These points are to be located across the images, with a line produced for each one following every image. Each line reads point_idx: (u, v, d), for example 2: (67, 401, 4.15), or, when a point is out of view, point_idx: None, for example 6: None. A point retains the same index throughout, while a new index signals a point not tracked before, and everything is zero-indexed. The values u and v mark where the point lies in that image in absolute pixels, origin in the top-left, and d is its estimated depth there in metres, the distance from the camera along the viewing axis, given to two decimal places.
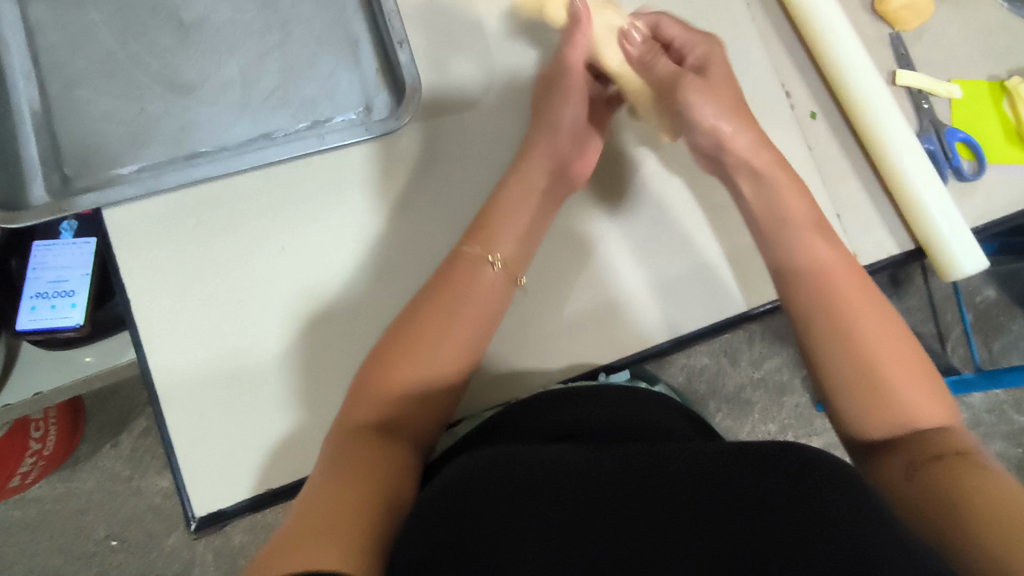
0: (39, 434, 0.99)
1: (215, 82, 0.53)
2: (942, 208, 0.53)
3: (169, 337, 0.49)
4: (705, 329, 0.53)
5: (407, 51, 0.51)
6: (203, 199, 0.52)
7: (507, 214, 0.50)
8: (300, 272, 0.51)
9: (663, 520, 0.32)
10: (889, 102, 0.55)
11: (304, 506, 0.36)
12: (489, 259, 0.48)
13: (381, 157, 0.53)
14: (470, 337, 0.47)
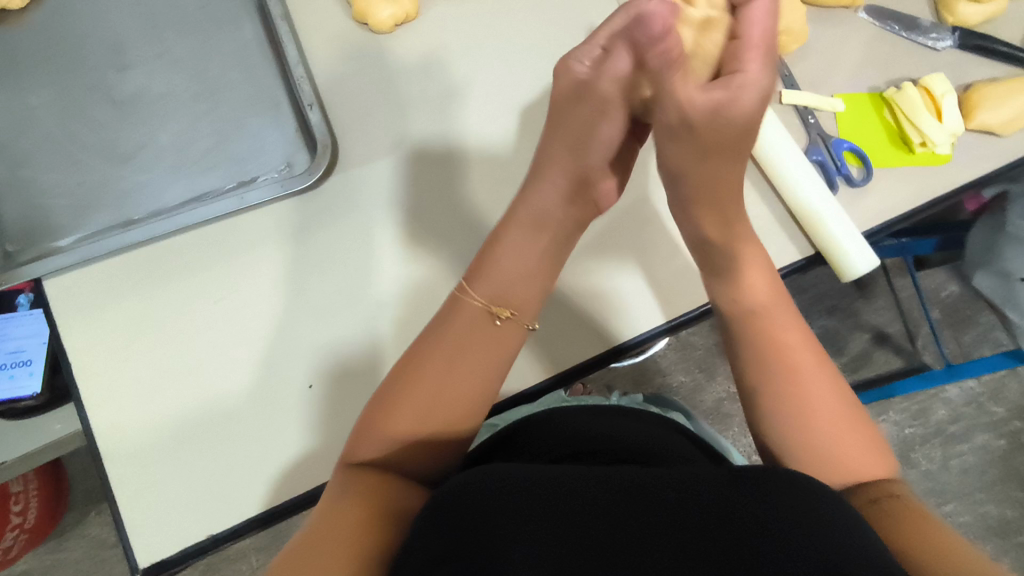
0: (19, 507, 1.00)
1: (149, 151, 0.56)
2: (832, 214, 0.56)
3: (109, 396, 0.50)
4: (659, 328, 0.57)
5: (321, 112, 0.55)
6: (138, 260, 0.54)
7: (506, 259, 0.51)
8: (235, 321, 0.53)
9: (654, 527, 0.36)
10: (771, 122, 0.59)
11: (317, 524, 0.39)
12: (497, 311, 0.50)
13: (306, 208, 0.55)
14: (482, 383, 0.49)
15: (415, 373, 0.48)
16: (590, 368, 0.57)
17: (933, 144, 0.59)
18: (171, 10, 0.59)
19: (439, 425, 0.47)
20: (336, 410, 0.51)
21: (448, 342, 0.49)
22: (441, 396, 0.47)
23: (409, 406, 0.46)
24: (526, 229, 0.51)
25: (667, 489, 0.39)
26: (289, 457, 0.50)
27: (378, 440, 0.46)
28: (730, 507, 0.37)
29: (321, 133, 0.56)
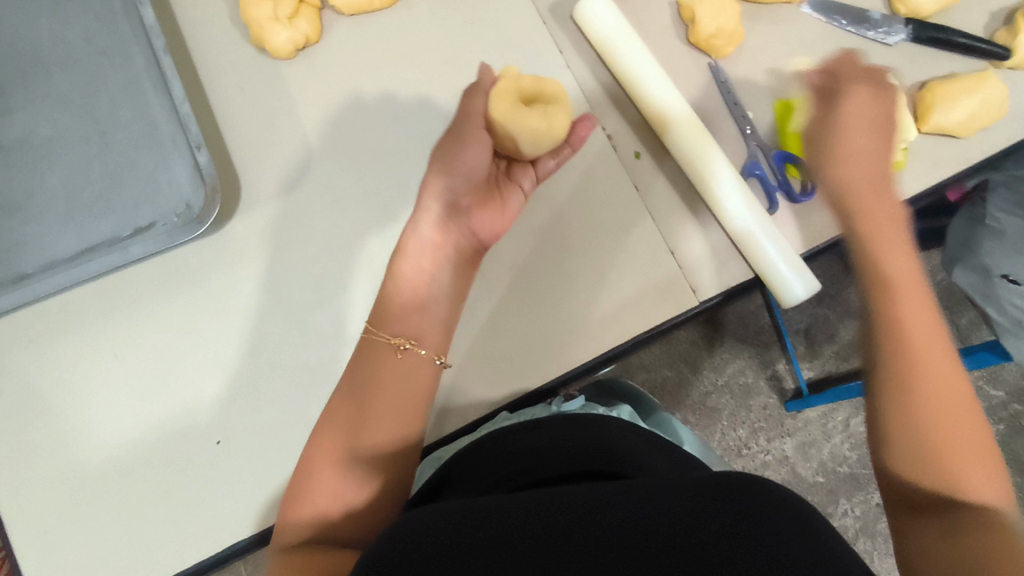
0: None
1: (39, 200, 0.53)
2: (768, 237, 0.54)
3: (10, 458, 0.50)
4: (626, 344, 0.54)
5: (204, 155, 0.54)
6: (39, 315, 0.53)
7: (408, 288, 0.50)
8: (137, 375, 0.53)
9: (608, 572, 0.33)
10: (704, 136, 0.56)
11: None
12: (396, 345, 0.48)
13: (215, 249, 0.55)
14: (397, 419, 0.46)
15: (334, 428, 0.46)
16: (561, 384, 0.54)
17: None
18: (55, 44, 0.55)
19: (368, 476, 0.45)
20: (247, 463, 0.51)
21: (356, 393, 0.46)
22: (355, 450, 0.45)
23: (332, 460, 0.45)
24: (420, 262, 0.51)
25: (611, 508, 0.36)
26: (198, 512, 0.50)
27: (314, 503, 0.44)
28: (689, 526, 0.34)
29: (210, 174, 0.54)
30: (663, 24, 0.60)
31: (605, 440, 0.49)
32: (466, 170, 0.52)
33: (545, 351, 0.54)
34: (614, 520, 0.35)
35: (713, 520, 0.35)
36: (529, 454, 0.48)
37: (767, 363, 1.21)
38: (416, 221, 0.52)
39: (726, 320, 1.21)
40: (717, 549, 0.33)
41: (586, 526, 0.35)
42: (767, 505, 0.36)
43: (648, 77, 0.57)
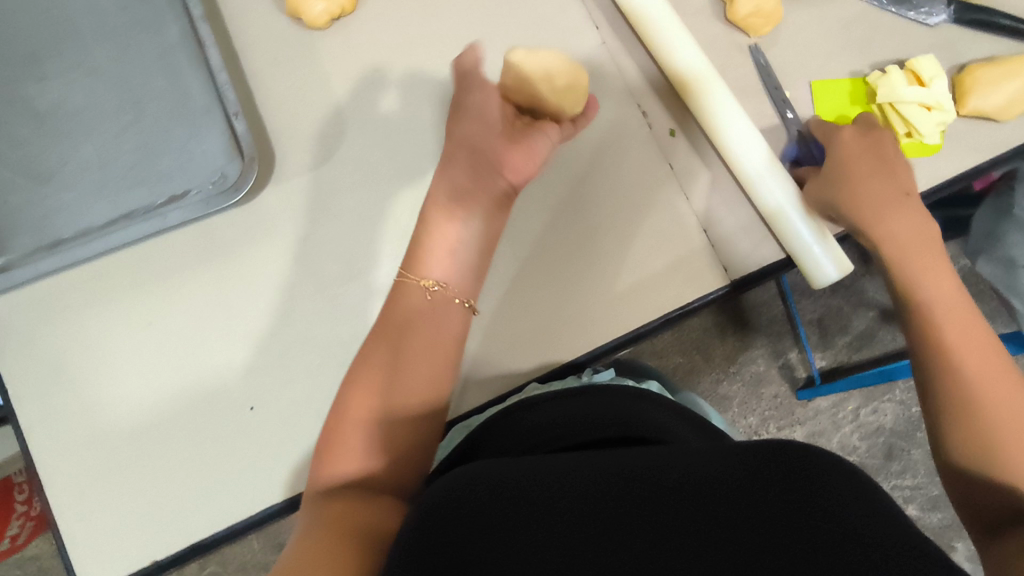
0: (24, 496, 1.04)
1: (72, 168, 0.53)
2: (800, 214, 0.54)
3: (46, 423, 0.51)
4: (658, 322, 0.54)
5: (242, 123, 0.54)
6: (72, 282, 0.54)
7: (433, 238, 0.51)
8: (169, 344, 0.53)
9: (656, 531, 0.34)
10: (736, 110, 0.55)
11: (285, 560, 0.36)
12: (426, 285, 0.50)
13: (246, 220, 0.55)
14: (429, 367, 0.48)
15: (368, 374, 0.47)
16: (591, 360, 0.54)
17: (919, 134, 0.54)
18: (90, 12, 0.55)
19: (398, 427, 0.46)
20: (278, 433, 0.52)
21: (388, 339, 0.48)
22: (389, 397, 0.46)
23: (365, 406, 0.46)
24: (451, 209, 0.51)
25: (669, 473, 0.38)
26: (227, 481, 0.51)
27: (348, 454, 0.45)
28: (744, 490, 0.36)
29: (248, 145, 0.54)
30: (699, 2, 0.59)
31: (640, 413, 0.50)
32: (489, 118, 0.52)
33: (573, 327, 0.54)
34: (670, 481, 0.37)
35: (767, 488, 0.36)
36: (566, 423, 0.49)
37: (781, 351, 1.20)
38: (445, 169, 0.53)
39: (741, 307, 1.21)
40: (772, 511, 0.35)
41: (640, 485, 0.37)
42: (824, 470, 0.37)
43: (677, 43, 0.57)
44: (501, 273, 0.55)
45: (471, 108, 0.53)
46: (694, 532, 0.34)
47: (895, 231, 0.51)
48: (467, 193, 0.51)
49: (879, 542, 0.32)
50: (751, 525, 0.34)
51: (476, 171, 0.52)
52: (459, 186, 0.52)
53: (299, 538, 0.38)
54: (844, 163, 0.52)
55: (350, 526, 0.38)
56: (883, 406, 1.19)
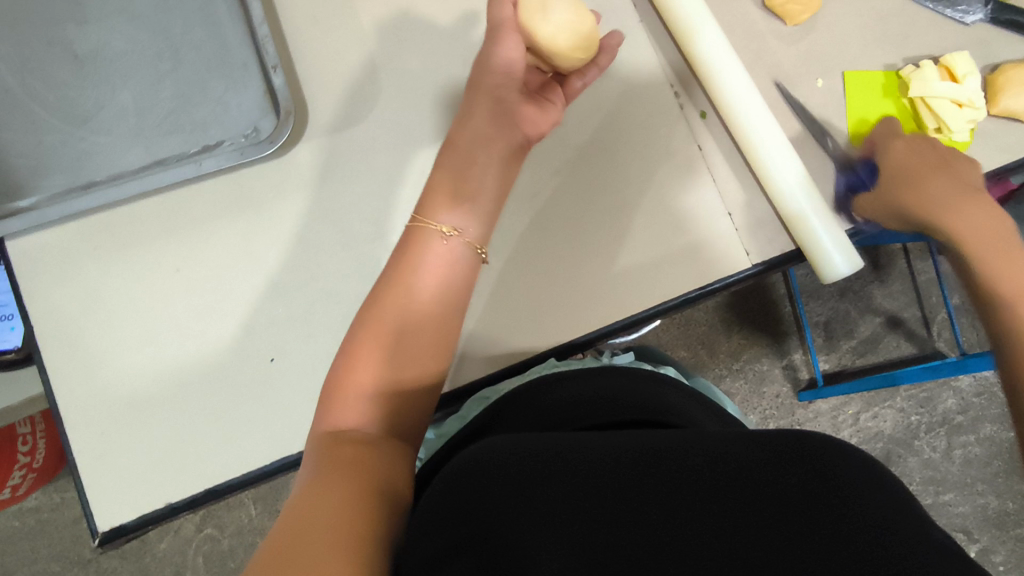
0: (26, 448, 0.99)
1: (110, 112, 0.54)
2: (813, 207, 0.53)
3: (71, 361, 0.52)
4: (674, 301, 0.55)
5: (280, 76, 0.55)
6: (101, 226, 0.54)
7: (446, 187, 0.50)
8: (195, 292, 0.54)
9: (675, 505, 0.35)
10: (754, 96, 0.55)
11: (301, 509, 0.36)
12: (442, 232, 0.48)
13: (276, 176, 0.55)
14: (436, 320, 0.47)
15: (378, 322, 0.46)
16: (603, 336, 0.55)
17: (949, 131, 0.55)
18: None
19: (401, 378, 0.46)
20: (297, 386, 0.52)
21: (400, 289, 0.47)
22: (395, 347, 0.46)
23: (374, 355, 0.45)
24: (467, 156, 0.50)
25: (694, 452, 0.38)
26: (243, 430, 0.52)
27: (354, 403, 0.44)
28: (770, 472, 0.36)
29: (284, 99, 0.55)
30: None
31: (660, 395, 0.51)
32: (497, 69, 0.51)
33: (591, 303, 0.55)
34: (695, 460, 0.37)
35: (793, 470, 0.36)
36: (591, 402, 0.50)
37: (786, 350, 1.21)
38: (466, 116, 0.51)
39: (748, 304, 1.21)
40: (796, 494, 0.34)
41: (663, 463, 0.37)
42: (854, 461, 0.36)
43: (700, 23, 0.55)
44: (522, 247, 0.56)
45: (498, 51, 0.51)
46: (714, 509, 0.35)
47: (964, 227, 0.50)
48: (488, 140, 0.50)
49: (902, 532, 0.31)
50: (772, 504, 0.34)
51: (497, 121, 0.51)
52: (480, 134, 0.50)
53: (302, 489, 0.39)
54: (905, 169, 0.52)
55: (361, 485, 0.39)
56: (883, 412, 1.19)
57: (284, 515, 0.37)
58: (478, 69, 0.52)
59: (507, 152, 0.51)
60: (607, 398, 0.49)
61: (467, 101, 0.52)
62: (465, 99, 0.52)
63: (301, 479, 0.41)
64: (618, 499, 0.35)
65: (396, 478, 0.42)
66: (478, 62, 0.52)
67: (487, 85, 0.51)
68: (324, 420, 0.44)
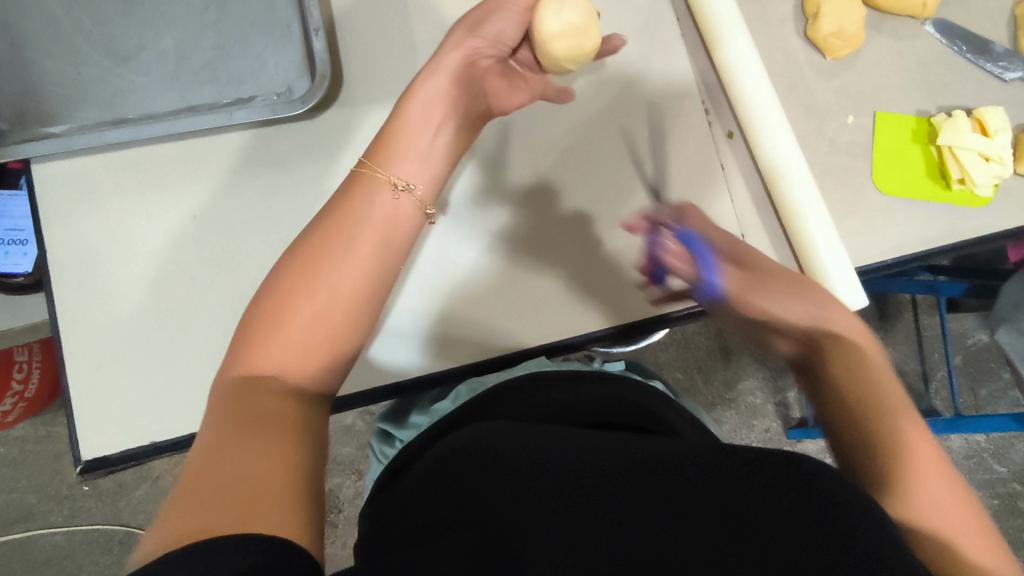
0: (21, 376, 0.99)
1: (151, 54, 0.55)
2: (825, 237, 0.53)
3: (79, 289, 0.53)
4: (672, 314, 0.57)
5: (320, 39, 0.55)
6: (128, 163, 0.55)
7: (407, 138, 0.46)
8: (209, 239, 0.54)
9: (661, 505, 0.35)
10: (780, 122, 0.55)
11: (215, 454, 0.34)
12: (393, 184, 0.44)
13: (302, 137, 0.56)
14: (375, 272, 0.43)
15: (311, 269, 0.41)
16: (597, 339, 0.56)
17: (972, 182, 0.54)
18: None
19: (326, 331, 0.41)
20: None
21: (341, 237, 0.42)
22: (322, 296, 0.41)
23: (302, 301, 0.40)
24: (429, 109, 0.47)
25: (693, 465, 0.37)
26: None
27: (275, 348, 0.40)
28: (768, 490, 0.35)
29: (320, 63, 0.55)
30: (783, 15, 0.60)
31: (649, 404, 0.51)
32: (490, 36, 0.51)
33: (594, 306, 0.56)
34: (692, 471, 0.37)
35: (786, 491, 0.35)
36: (596, 404, 0.50)
37: (781, 386, 1.21)
38: (432, 72, 0.47)
39: (748, 335, 1.21)
40: (794, 517, 0.34)
41: (661, 470, 0.37)
42: (856, 495, 0.35)
43: (739, 53, 0.56)
44: (530, 242, 0.57)
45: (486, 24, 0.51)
46: (700, 512, 0.34)
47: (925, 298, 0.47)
48: (451, 102, 0.47)
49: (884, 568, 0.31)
50: (761, 516, 0.34)
51: (464, 86, 0.49)
52: (441, 97, 0.47)
53: (209, 435, 0.36)
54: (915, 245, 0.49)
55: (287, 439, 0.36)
56: None
57: (191, 462, 0.34)
58: (461, 24, 0.49)
59: (466, 119, 0.50)
60: (599, 405, 0.50)
61: (438, 57, 0.49)
62: (434, 52, 0.49)
63: (209, 422, 0.37)
64: (605, 492, 0.36)
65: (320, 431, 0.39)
66: (462, 19, 0.50)
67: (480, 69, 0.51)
68: (236, 359, 0.40)
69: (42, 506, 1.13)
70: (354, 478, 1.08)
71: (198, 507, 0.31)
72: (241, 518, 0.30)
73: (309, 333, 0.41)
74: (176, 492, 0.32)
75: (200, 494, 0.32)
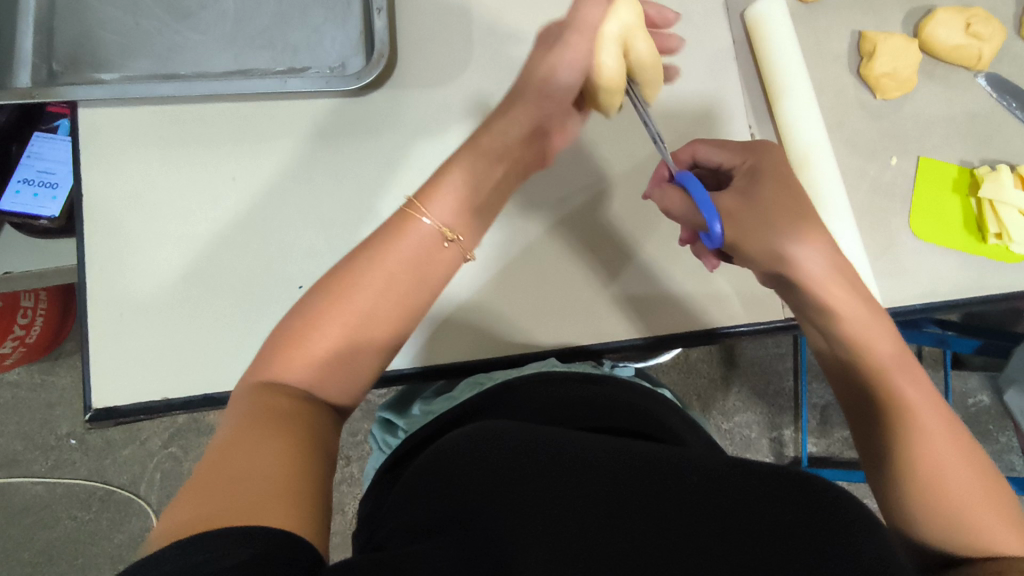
0: (25, 322, 0.99)
1: (210, 13, 0.56)
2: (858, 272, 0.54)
3: (109, 237, 0.53)
4: (696, 332, 0.57)
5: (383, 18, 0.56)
6: (172, 117, 0.55)
7: (455, 183, 0.45)
8: (245, 202, 0.54)
9: (660, 515, 0.33)
10: (827, 154, 0.56)
11: (223, 456, 0.33)
12: (444, 234, 0.44)
13: (348, 113, 0.56)
14: (409, 303, 0.43)
15: (342, 297, 0.41)
16: (618, 350, 0.57)
17: (1009, 239, 0.54)
18: None
19: (351, 352, 0.41)
20: None
21: (380, 268, 0.42)
22: (354, 322, 0.41)
23: (334, 326, 0.41)
24: (484, 166, 0.46)
25: (692, 472, 0.36)
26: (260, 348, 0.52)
27: (300, 364, 0.40)
28: (772, 504, 0.33)
29: (380, 40, 0.56)
30: (837, 50, 0.60)
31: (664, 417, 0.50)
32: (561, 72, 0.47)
33: (616, 316, 0.57)
34: (691, 477, 0.35)
35: (791, 504, 0.33)
36: (604, 406, 0.49)
37: (779, 423, 1.20)
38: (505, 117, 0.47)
39: (751, 368, 1.21)
40: (799, 534, 0.31)
41: (661, 475, 0.36)
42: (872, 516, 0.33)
43: (794, 95, 0.57)
44: (561, 247, 0.58)
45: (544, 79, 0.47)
46: (702, 521, 0.32)
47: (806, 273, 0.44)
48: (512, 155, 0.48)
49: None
50: (766, 526, 0.32)
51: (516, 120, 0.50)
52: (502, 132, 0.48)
53: (222, 440, 0.35)
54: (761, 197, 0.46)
55: (291, 439, 0.36)
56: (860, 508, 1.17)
57: (200, 464, 0.34)
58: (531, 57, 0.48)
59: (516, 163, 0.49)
60: (611, 411, 0.48)
61: (511, 116, 0.47)
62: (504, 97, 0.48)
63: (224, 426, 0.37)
64: (605, 500, 0.34)
65: (328, 437, 0.39)
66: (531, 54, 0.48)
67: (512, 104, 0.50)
68: (258, 370, 0.40)
69: (27, 454, 1.12)
70: (341, 465, 1.07)
71: (201, 502, 0.30)
72: (241, 517, 0.29)
73: (337, 349, 0.41)
74: (184, 496, 0.32)
75: (206, 491, 0.31)
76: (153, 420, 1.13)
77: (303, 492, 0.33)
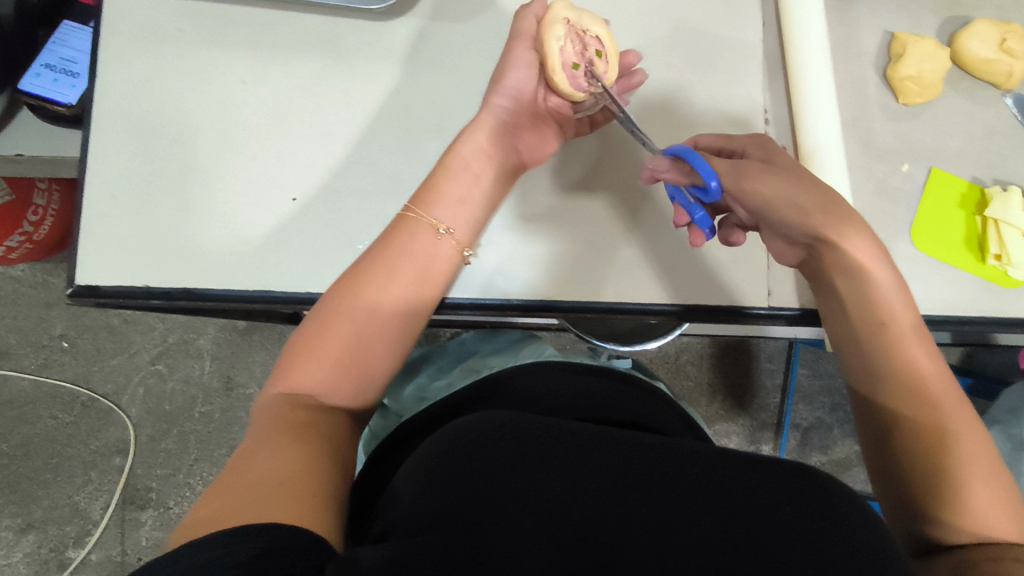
0: (35, 219, 0.98)
1: None
2: None
3: (114, 120, 0.54)
4: (696, 306, 0.54)
5: None
6: (195, 12, 0.56)
7: (450, 184, 0.49)
8: (251, 106, 0.55)
9: (668, 518, 0.32)
10: (836, 146, 0.55)
11: (246, 465, 0.35)
12: (434, 225, 0.48)
13: (369, 33, 0.57)
14: (411, 298, 0.46)
15: (350, 302, 0.44)
16: (609, 311, 0.54)
17: (1009, 261, 0.54)
18: None
19: (358, 352, 0.43)
20: (309, 229, 0.53)
21: (386, 266, 0.46)
22: (358, 318, 0.44)
23: (345, 328, 0.43)
24: (478, 152, 0.51)
25: (693, 461, 0.35)
26: (245, 253, 0.52)
27: (313, 369, 0.42)
28: (770, 500, 0.32)
29: None
30: (865, 49, 0.60)
31: (665, 420, 0.50)
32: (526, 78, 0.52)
33: (607, 274, 0.54)
34: (692, 469, 0.34)
35: (786, 500, 0.33)
36: (607, 408, 0.48)
37: (761, 437, 1.19)
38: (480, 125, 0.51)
39: (740, 378, 1.20)
40: (805, 533, 0.31)
41: (660, 461, 0.35)
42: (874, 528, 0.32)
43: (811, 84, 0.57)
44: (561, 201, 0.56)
45: (505, 78, 0.51)
46: (708, 518, 0.32)
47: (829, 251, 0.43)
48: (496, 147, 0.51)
49: None
50: (769, 524, 0.31)
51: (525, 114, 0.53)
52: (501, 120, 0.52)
53: (246, 449, 0.37)
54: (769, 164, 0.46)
55: (309, 444, 0.37)
56: None
57: (226, 471, 0.35)
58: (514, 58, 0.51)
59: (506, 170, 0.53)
60: (614, 408, 0.49)
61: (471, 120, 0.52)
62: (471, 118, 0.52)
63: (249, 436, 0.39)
64: (615, 498, 0.33)
65: (345, 435, 0.41)
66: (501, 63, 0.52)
67: (504, 80, 0.51)
68: (274, 384, 0.42)
69: (19, 348, 1.14)
70: None
71: (223, 504, 0.32)
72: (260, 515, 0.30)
73: (345, 350, 0.43)
74: (207, 504, 0.32)
75: (227, 495, 0.32)
76: (145, 333, 1.14)
77: (319, 497, 0.34)
